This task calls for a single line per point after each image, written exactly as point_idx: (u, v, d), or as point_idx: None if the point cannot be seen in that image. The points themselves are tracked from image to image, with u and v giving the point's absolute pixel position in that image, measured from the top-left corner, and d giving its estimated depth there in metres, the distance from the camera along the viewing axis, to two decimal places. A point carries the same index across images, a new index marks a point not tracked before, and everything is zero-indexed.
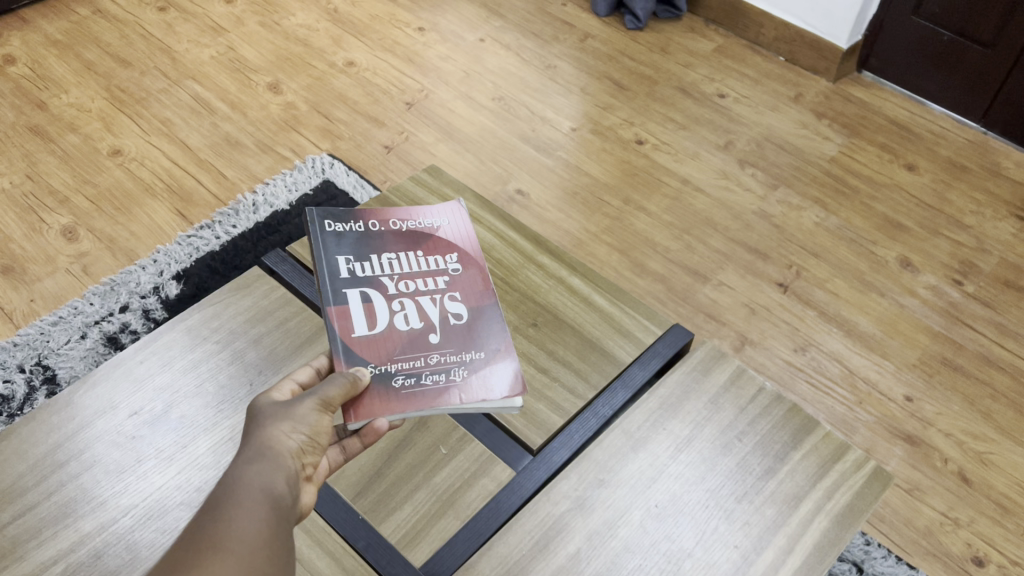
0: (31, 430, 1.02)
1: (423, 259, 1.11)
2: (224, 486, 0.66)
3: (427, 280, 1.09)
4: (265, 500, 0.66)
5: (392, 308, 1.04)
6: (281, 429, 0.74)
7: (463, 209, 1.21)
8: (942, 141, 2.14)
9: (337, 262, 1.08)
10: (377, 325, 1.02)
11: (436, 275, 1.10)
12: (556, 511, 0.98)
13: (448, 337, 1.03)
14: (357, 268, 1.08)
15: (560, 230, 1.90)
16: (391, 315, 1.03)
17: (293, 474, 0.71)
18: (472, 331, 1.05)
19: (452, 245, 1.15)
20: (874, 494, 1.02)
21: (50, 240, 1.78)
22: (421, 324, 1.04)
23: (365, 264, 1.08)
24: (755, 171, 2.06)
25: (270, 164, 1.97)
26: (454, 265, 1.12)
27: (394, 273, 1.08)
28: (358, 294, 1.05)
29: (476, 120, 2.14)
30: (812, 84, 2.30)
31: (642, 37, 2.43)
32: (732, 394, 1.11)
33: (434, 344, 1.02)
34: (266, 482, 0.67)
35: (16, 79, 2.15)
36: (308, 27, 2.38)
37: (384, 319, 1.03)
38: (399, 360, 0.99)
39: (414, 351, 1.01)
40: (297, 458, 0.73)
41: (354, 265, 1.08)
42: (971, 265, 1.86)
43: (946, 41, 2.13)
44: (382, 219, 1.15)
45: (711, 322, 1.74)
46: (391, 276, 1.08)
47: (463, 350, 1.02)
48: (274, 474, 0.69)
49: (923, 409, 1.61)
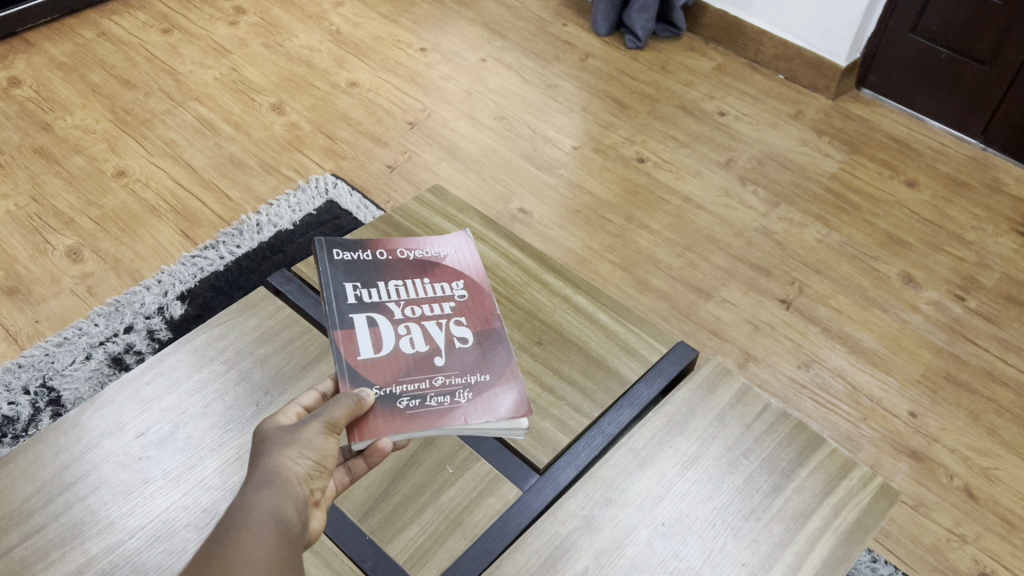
0: (37, 451, 1.02)
1: (429, 286, 1.12)
2: (234, 511, 0.67)
3: (432, 305, 1.10)
4: (273, 524, 0.66)
5: (397, 332, 1.05)
6: (288, 455, 0.74)
7: (470, 239, 1.22)
8: (942, 157, 2.15)
9: (344, 287, 1.08)
10: (382, 348, 1.02)
11: (442, 301, 1.11)
12: (563, 530, 0.98)
13: (453, 361, 1.04)
14: (363, 294, 1.08)
15: (563, 248, 1.91)
16: (397, 339, 1.04)
17: (301, 500, 0.71)
18: (479, 355, 1.05)
19: (459, 272, 1.15)
20: (880, 512, 1.02)
21: (55, 261, 1.79)
22: (426, 347, 1.04)
23: (371, 291, 1.09)
24: (756, 188, 2.07)
25: (273, 184, 1.98)
26: (461, 291, 1.13)
27: (400, 299, 1.09)
28: (364, 318, 1.05)
29: (479, 139, 2.16)
30: (812, 102, 2.32)
31: (642, 56, 2.45)
32: (738, 411, 1.11)
33: (439, 366, 1.02)
34: (275, 509, 0.68)
35: (21, 101, 2.16)
36: (311, 49, 2.40)
37: (390, 342, 1.03)
38: (404, 382, 0.99)
39: (419, 373, 1.01)
40: (305, 483, 0.73)
41: (360, 290, 1.09)
42: (973, 281, 1.86)
43: (945, 58, 2.15)
44: (388, 249, 1.16)
45: (714, 339, 1.74)
46: (397, 301, 1.09)
47: (469, 374, 1.03)
48: (284, 500, 0.69)
49: (928, 424, 1.61)
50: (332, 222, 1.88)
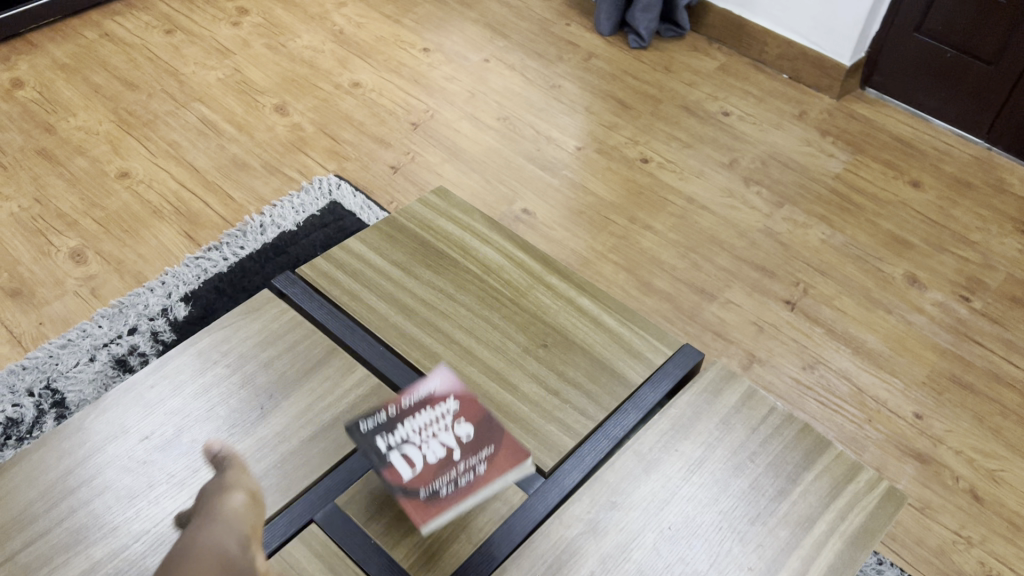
0: (42, 456, 1.02)
1: (419, 402, 1.03)
2: (182, 550, 0.69)
3: (429, 417, 1.01)
4: (217, 564, 0.69)
5: (413, 448, 0.99)
6: (222, 496, 0.76)
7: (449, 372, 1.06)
8: (946, 157, 2.15)
9: (359, 423, 1.01)
10: (414, 463, 0.98)
11: (435, 412, 1.02)
12: (569, 534, 0.98)
13: (470, 438, 1.00)
14: (373, 420, 1.01)
15: (566, 249, 1.90)
16: (415, 455, 0.98)
17: (244, 532, 0.74)
18: (487, 432, 1.01)
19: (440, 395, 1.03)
20: (887, 516, 1.02)
21: (58, 263, 1.79)
22: (441, 453, 0.98)
23: (379, 412, 1.02)
24: (760, 189, 2.06)
25: (276, 185, 1.98)
26: (449, 397, 1.03)
27: (401, 417, 1.01)
28: (387, 440, 1.00)
29: (482, 139, 2.15)
30: (816, 102, 2.31)
31: (646, 56, 2.45)
32: (744, 414, 1.11)
33: (458, 457, 0.98)
34: (218, 548, 0.70)
35: (24, 102, 2.16)
36: (314, 49, 2.40)
37: (416, 454, 0.98)
38: (441, 477, 0.97)
39: (444, 470, 0.97)
40: (245, 516, 0.75)
41: (370, 419, 1.01)
42: (977, 282, 1.86)
43: (949, 58, 2.14)
44: (369, 372, 1.05)
45: (718, 340, 1.74)
46: (399, 419, 1.01)
47: (481, 450, 0.99)
48: (225, 537, 0.72)
49: (933, 426, 1.61)
50: (335, 224, 1.88)
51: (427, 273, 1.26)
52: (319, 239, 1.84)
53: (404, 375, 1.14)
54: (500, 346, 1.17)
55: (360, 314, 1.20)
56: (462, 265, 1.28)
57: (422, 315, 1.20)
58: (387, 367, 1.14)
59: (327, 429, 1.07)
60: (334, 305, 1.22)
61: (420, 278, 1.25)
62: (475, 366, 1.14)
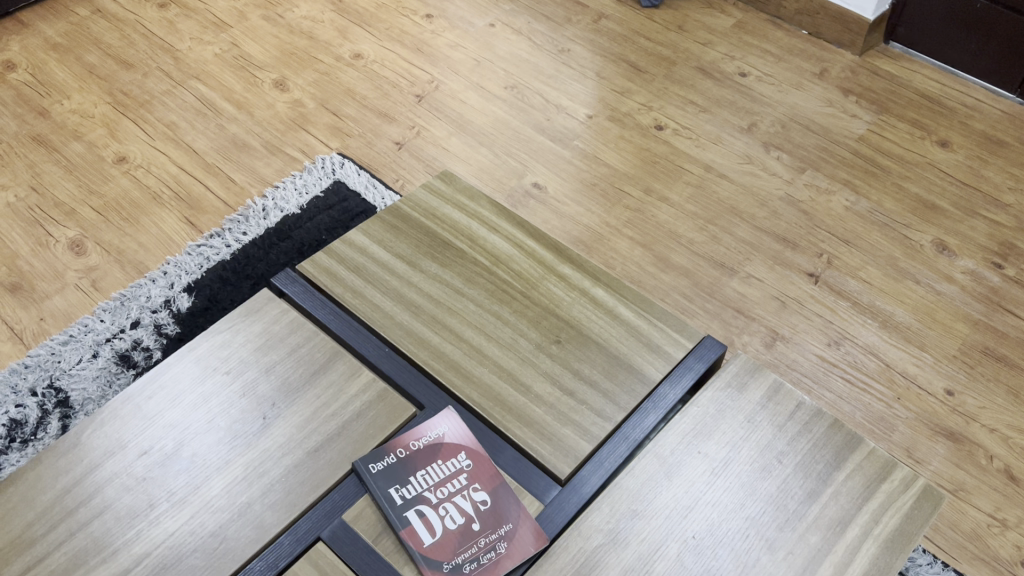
0: (39, 474, 0.99)
1: (432, 466, 1.00)
2: None
3: (444, 483, 0.99)
4: None
5: (430, 519, 0.96)
6: None
7: (454, 414, 1.04)
8: (976, 114, 2.05)
9: (385, 491, 0.97)
10: (435, 529, 0.95)
11: (451, 478, 0.99)
12: (589, 546, 0.94)
13: (492, 511, 0.97)
14: (401, 488, 0.98)
15: (579, 225, 1.83)
16: (432, 525, 0.95)
17: None
18: (500, 505, 0.97)
19: (451, 451, 1.01)
20: (924, 517, 0.96)
21: (57, 255, 1.74)
22: (460, 524, 0.96)
23: (406, 480, 0.98)
24: (781, 154, 1.97)
25: (279, 166, 1.92)
26: (461, 459, 1.01)
27: (416, 482, 0.99)
28: (413, 510, 0.96)
29: (489, 110, 2.07)
30: (838, 59, 2.21)
31: (658, 15, 2.34)
32: (770, 410, 1.05)
33: (477, 530, 0.95)
34: None
35: (16, 85, 2.10)
36: (313, 20, 2.31)
37: (436, 520, 0.96)
38: (464, 552, 0.94)
39: (465, 543, 0.94)
40: None
41: (398, 487, 0.98)
42: (1011, 247, 1.78)
43: (979, 9, 2.02)
44: (397, 437, 1.02)
45: (740, 318, 1.67)
46: (413, 485, 0.98)
47: (499, 526, 0.96)
48: None
49: (966, 403, 1.54)
50: (339, 205, 1.82)
51: (432, 265, 1.20)
52: (323, 222, 1.78)
53: (411, 378, 1.09)
54: (513, 343, 1.11)
55: (364, 312, 1.14)
56: (470, 257, 1.21)
57: (430, 312, 1.14)
58: (393, 370, 1.09)
59: (332, 439, 1.02)
60: (337, 305, 1.16)
61: (425, 271, 1.19)
62: (486, 366, 1.09)
